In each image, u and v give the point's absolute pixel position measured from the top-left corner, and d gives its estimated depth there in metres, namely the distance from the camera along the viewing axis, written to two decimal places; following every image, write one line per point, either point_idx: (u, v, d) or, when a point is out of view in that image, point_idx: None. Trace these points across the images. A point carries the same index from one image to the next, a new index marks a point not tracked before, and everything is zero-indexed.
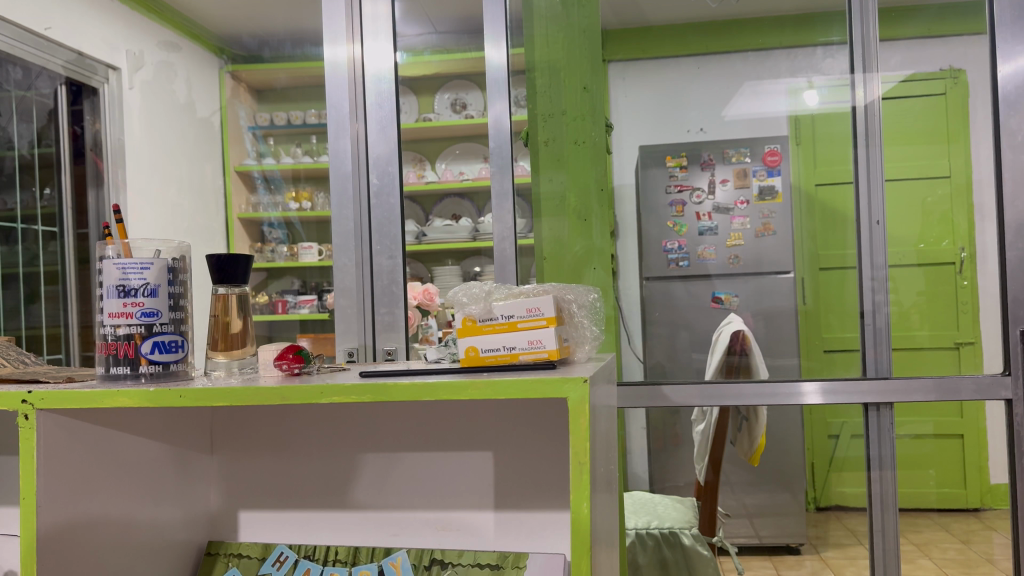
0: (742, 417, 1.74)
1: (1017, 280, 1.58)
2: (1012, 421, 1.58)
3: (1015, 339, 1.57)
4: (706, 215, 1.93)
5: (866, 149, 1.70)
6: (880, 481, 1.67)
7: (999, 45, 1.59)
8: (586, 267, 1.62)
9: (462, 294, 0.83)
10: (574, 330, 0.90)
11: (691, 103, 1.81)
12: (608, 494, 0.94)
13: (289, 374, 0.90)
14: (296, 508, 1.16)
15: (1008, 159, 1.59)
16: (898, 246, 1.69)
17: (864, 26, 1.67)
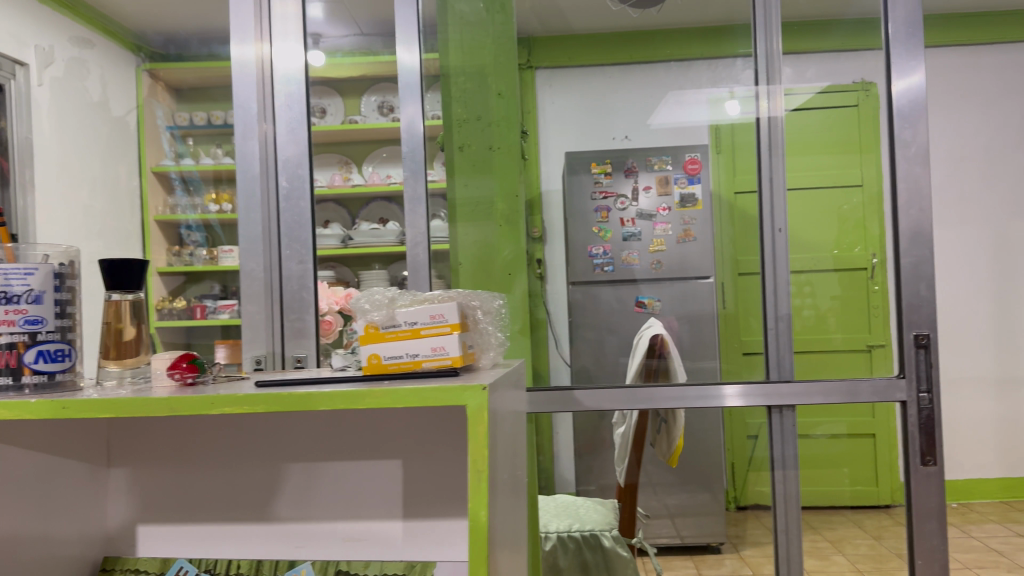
0: (662, 419, 1.75)
1: (911, 287, 1.56)
2: (908, 423, 1.56)
3: (908, 343, 1.56)
4: (630, 220, 2.04)
5: (770, 156, 1.73)
6: (784, 480, 1.70)
7: (894, 61, 1.56)
8: (515, 271, 1.65)
9: (365, 301, 0.82)
10: (481, 337, 0.89)
11: (615, 114, 1.95)
12: (514, 497, 0.95)
13: (182, 384, 0.88)
14: (198, 521, 1.13)
15: (900, 170, 1.56)
16: (816, 252, 1.74)
17: (768, 38, 1.73)
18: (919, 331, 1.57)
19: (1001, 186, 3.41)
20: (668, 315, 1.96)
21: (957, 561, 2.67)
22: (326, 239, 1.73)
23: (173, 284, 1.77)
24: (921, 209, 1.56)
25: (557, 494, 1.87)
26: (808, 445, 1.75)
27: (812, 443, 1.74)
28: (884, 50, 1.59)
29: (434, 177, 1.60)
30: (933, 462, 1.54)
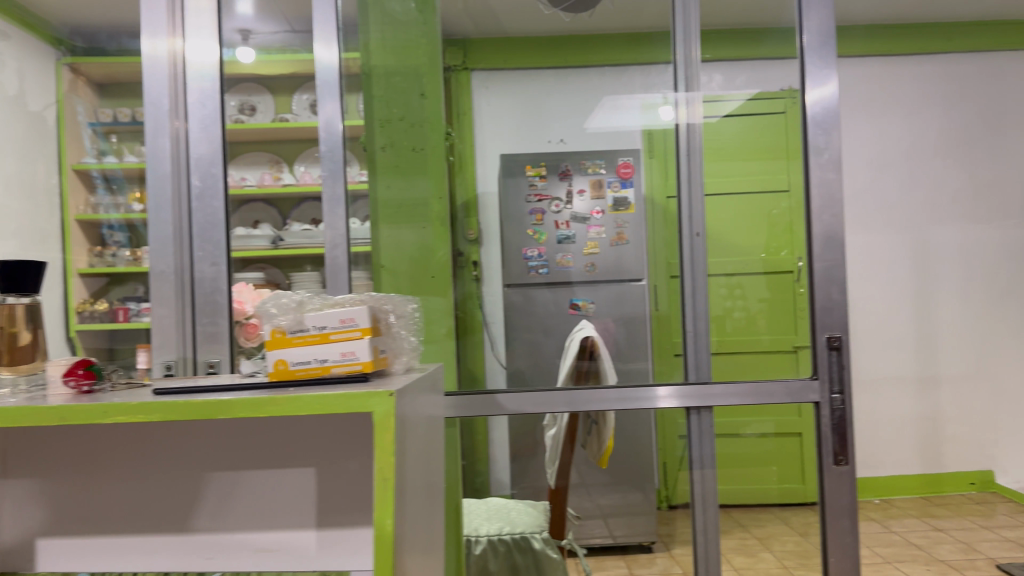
0: (592, 420, 1.75)
1: (824, 291, 1.61)
2: (824, 422, 1.62)
3: (822, 345, 1.61)
4: (563, 223, 1.93)
5: (687, 158, 1.74)
6: (702, 480, 1.70)
7: (808, 70, 1.62)
8: (447, 272, 1.65)
9: (271, 306, 0.80)
10: (393, 342, 0.89)
11: (552, 116, 1.85)
12: (428, 503, 0.94)
13: (78, 392, 0.84)
14: (101, 534, 1.08)
15: (815, 177, 1.63)
16: (746, 255, 1.72)
17: (688, 46, 1.74)
18: (831, 334, 1.62)
19: (927, 186, 3.35)
20: (598, 321, 1.86)
21: (878, 555, 2.76)
22: (251, 240, 1.72)
23: (95, 286, 1.74)
24: (833, 215, 1.63)
25: (488, 499, 1.85)
26: (737, 444, 1.75)
27: (743, 443, 1.75)
28: (799, 59, 1.64)
29: (360, 179, 1.59)
30: (846, 461, 1.60)
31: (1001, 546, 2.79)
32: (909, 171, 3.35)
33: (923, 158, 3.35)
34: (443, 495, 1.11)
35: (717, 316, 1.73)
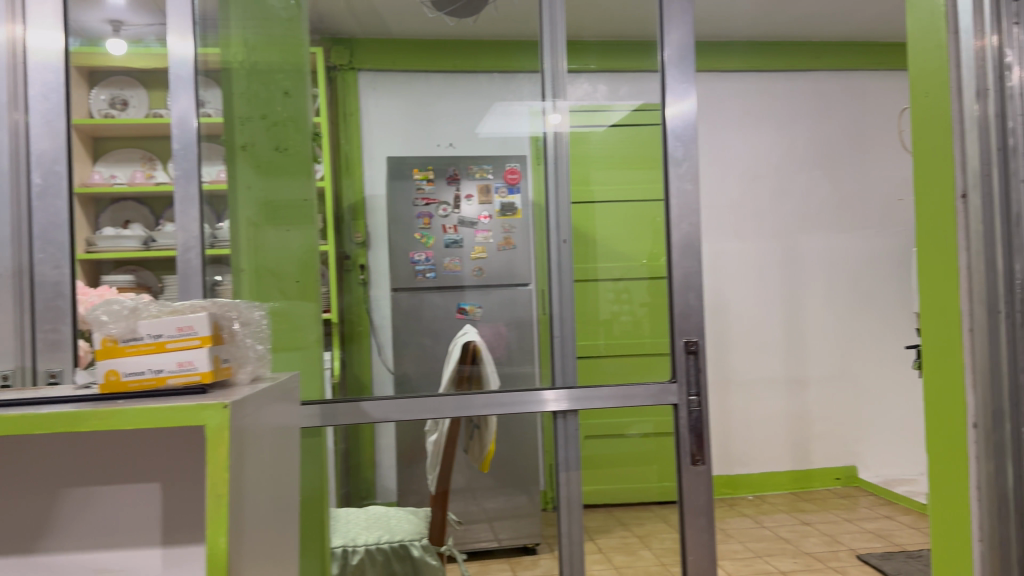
0: (474, 425, 1.68)
1: (682, 297, 1.67)
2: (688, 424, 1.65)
3: (680, 349, 1.66)
4: (451, 228, 1.74)
5: (555, 164, 1.70)
6: (567, 483, 1.69)
7: (669, 83, 1.67)
8: (309, 271, 1.62)
9: (103, 312, 0.76)
10: (237, 350, 0.87)
11: (440, 120, 1.73)
12: (274, 516, 0.89)
13: None
14: None
15: (673, 187, 1.67)
16: (625, 261, 1.70)
17: (554, 57, 1.70)
18: (689, 338, 1.66)
19: (795, 198, 3.53)
20: (487, 326, 1.71)
21: (748, 550, 2.87)
22: (120, 239, 2.06)
23: None
24: (691, 223, 1.67)
25: (367, 507, 1.75)
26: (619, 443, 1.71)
27: (625, 443, 1.71)
28: (659, 70, 1.68)
29: (217, 179, 1.55)
30: (703, 461, 1.65)
31: (861, 537, 2.95)
32: (779, 184, 3.52)
33: (791, 171, 3.52)
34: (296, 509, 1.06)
35: (608, 319, 1.70)
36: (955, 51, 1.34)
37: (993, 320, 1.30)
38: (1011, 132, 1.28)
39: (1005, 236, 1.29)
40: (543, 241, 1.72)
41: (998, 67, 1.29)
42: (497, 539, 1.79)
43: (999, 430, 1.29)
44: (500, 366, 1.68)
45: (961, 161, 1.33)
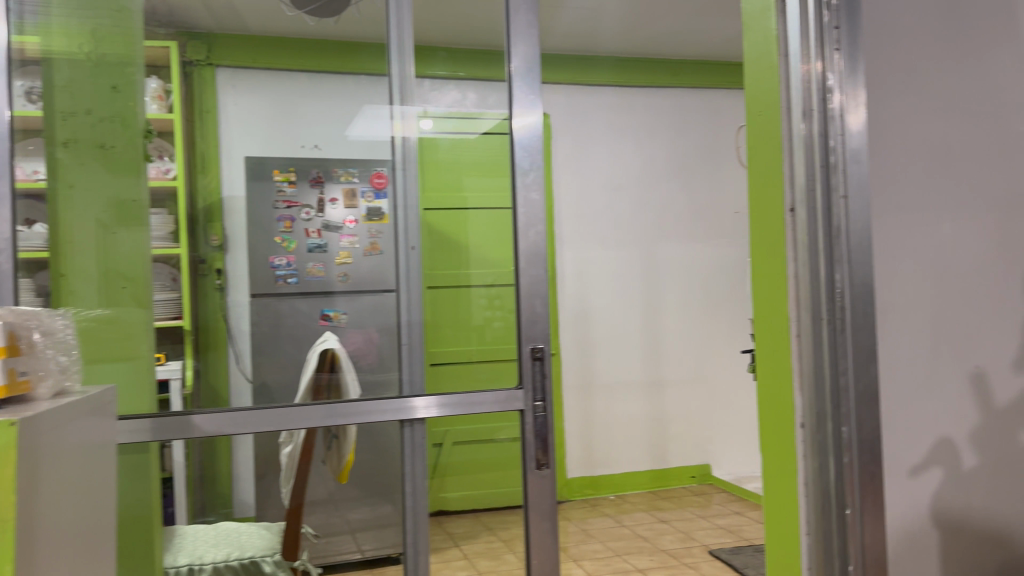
0: (332, 434, 1.49)
1: (528, 304, 1.59)
2: (537, 430, 1.58)
3: (524, 356, 1.58)
4: (316, 232, 1.47)
5: (404, 172, 1.55)
6: (414, 493, 1.55)
7: (516, 97, 1.59)
8: (140, 279, 1.42)
9: None
10: (37, 362, 0.83)
11: (308, 114, 1.49)
12: (75, 536, 0.83)
13: None
14: None
15: (520, 196, 1.59)
16: (479, 268, 1.58)
17: (402, 62, 1.56)
18: (535, 344, 1.59)
19: (654, 209, 3.66)
20: (358, 333, 1.52)
21: (608, 549, 2.94)
22: None
23: None
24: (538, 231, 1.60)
25: (220, 522, 1.43)
26: (487, 449, 1.55)
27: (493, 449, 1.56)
28: (507, 82, 1.60)
29: (38, 177, 1.38)
30: (547, 465, 1.58)
31: (712, 534, 3.08)
32: (639, 196, 3.64)
33: (650, 183, 3.65)
34: (113, 528, 0.99)
35: (481, 325, 1.58)
36: (785, 73, 1.41)
37: (819, 327, 1.37)
38: (833, 150, 1.35)
39: (827, 247, 1.36)
40: (388, 246, 1.54)
41: (822, 91, 1.36)
42: (359, 552, 1.51)
43: (823, 431, 1.37)
44: (358, 374, 1.52)
45: (789, 176, 1.41)
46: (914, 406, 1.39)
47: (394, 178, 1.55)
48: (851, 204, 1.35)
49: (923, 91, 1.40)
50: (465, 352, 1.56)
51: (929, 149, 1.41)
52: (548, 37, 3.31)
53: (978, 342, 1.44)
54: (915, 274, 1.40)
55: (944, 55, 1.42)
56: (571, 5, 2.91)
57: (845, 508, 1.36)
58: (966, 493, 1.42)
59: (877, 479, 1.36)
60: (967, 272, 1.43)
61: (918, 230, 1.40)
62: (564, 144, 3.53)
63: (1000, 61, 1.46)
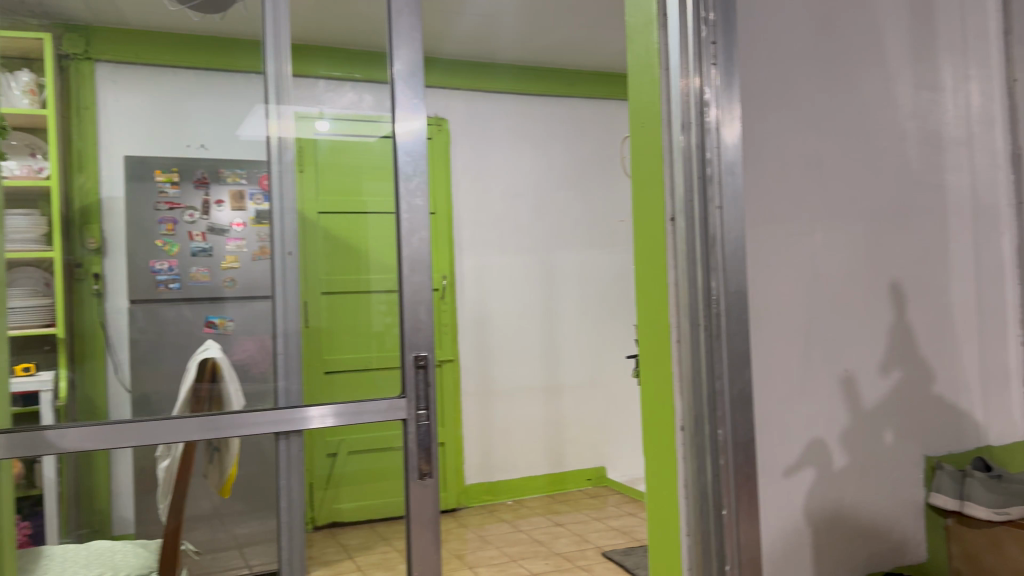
0: (213, 447, 1.33)
1: (411, 314, 1.41)
2: (420, 441, 1.40)
3: (406, 364, 1.40)
4: (200, 235, 1.36)
5: (279, 168, 1.40)
6: (289, 508, 1.39)
7: (396, 103, 1.42)
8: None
9: None
10: None
11: (193, 115, 1.40)
12: None
13: None
14: None
15: (402, 202, 1.41)
16: (365, 274, 1.40)
17: (278, 60, 1.41)
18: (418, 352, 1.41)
19: (552, 215, 3.68)
20: (249, 340, 1.38)
21: (504, 555, 2.94)
22: None
23: None
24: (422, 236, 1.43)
25: (91, 542, 1.33)
26: (379, 458, 1.39)
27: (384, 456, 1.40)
28: (389, 85, 1.42)
29: None
30: (431, 474, 1.40)
31: (606, 535, 3.13)
32: (538, 203, 3.64)
33: (547, 190, 3.67)
34: None
35: (380, 332, 1.41)
36: (665, 86, 1.39)
37: (695, 333, 1.35)
38: (709, 162, 1.34)
39: (703, 255, 1.35)
40: (263, 246, 1.40)
41: (699, 104, 1.35)
42: (246, 567, 1.38)
43: (700, 433, 1.35)
44: (242, 384, 1.36)
45: (670, 187, 1.40)
46: (788, 409, 1.40)
47: (285, 181, 1.40)
48: (725, 214, 1.34)
49: (798, 103, 1.42)
50: (359, 358, 1.39)
51: (804, 161, 1.43)
52: (444, 42, 3.26)
53: (852, 347, 1.46)
54: (789, 280, 1.41)
55: (819, 68, 1.44)
56: (466, 11, 2.89)
57: (721, 509, 1.33)
58: (840, 493, 1.44)
59: (752, 479, 1.35)
60: (840, 278, 1.45)
61: (792, 239, 1.42)
62: (462, 149, 3.49)
63: (871, 75, 1.50)
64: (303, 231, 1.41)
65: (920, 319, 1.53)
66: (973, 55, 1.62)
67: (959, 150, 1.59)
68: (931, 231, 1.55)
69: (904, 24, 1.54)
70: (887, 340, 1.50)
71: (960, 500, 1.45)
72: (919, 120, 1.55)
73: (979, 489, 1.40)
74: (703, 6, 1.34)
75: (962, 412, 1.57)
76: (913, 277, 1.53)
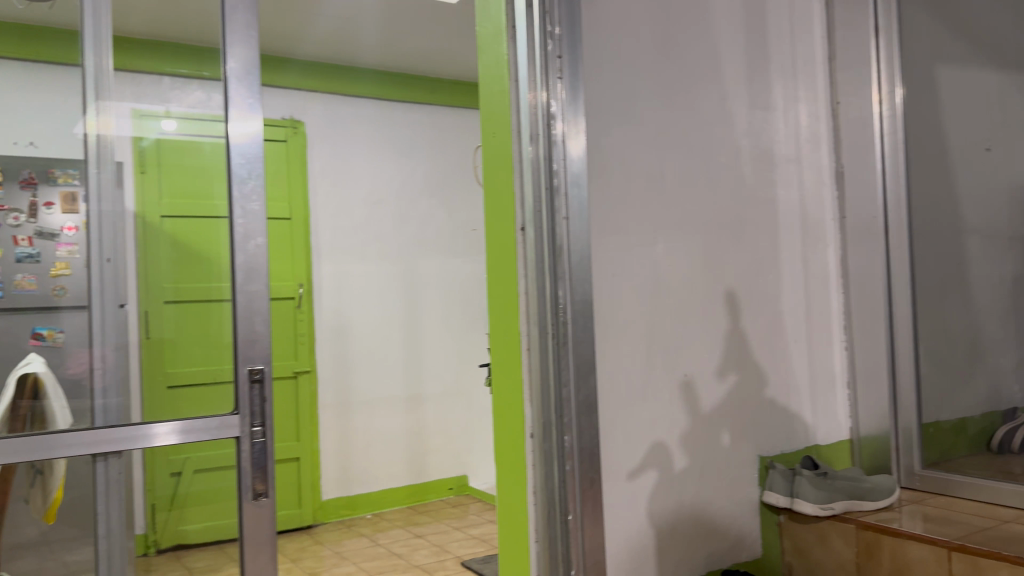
0: (34, 470, 1.19)
1: (246, 325, 1.31)
2: (252, 460, 1.30)
3: (239, 380, 1.30)
4: (26, 239, 1.23)
5: (100, 169, 1.28)
6: (109, 534, 1.27)
7: (229, 98, 1.32)
8: None
9: None
10: None
11: (18, 110, 1.25)
12: None
13: None
14: None
15: (236, 206, 1.31)
16: (202, 282, 1.30)
17: (98, 53, 1.28)
18: (253, 365, 1.32)
19: (413, 223, 3.64)
20: (84, 351, 1.25)
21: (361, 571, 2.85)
22: None
23: None
24: (255, 241, 1.33)
25: None
26: (215, 480, 1.29)
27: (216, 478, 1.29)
28: (222, 80, 1.32)
29: None
30: (267, 494, 1.31)
31: (466, 544, 3.10)
32: (399, 210, 3.60)
33: (409, 197, 3.63)
34: None
35: (228, 345, 1.31)
36: (515, 98, 1.36)
37: (544, 341, 1.33)
38: (556, 173, 1.33)
39: (551, 264, 1.32)
40: (76, 255, 1.26)
41: (546, 117, 1.33)
42: None
43: (548, 439, 1.32)
44: (69, 402, 1.23)
45: (520, 197, 1.36)
46: (631, 414, 1.43)
47: (121, 183, 1.28)
48: (572, 225, 1.34)
49: (641, 117, 1.47)
50: (200, 371, 1.30)
51: (647, 174, 1.47)
52: (301, 43, 3.17)
53: (691, 353, 1.52)
54: (632, 289, 1.45)
55: (661, 85, 1.49)
56: (322, 12, 2.81)
57: (567, 514, 1.32)
58: (680, 494, 1.48)
59: (596, 484, 1.35)
60: (679, 287, 1.51)
61: (636, 249, 1.46)
62: (321, 154, 3.39)
63: (710, 94, 1.57)
64: (143, 237, 1.30)
65: (754, 327, 1.61)
66: (801, 80, 1.74)
67: (789, 167, 1.70)
68: (764, 243, 1.64)
69: (740, 47, 1.62)
70: (723, 346, 1.56)
71: (790, 497, 1.52)
72: (753, 138, 1.63)
73: (808, 488, 1.49)
74: (549, 20, 1.33)
75: (792, 414, 1.66)
76: (747, 286, 1.61)
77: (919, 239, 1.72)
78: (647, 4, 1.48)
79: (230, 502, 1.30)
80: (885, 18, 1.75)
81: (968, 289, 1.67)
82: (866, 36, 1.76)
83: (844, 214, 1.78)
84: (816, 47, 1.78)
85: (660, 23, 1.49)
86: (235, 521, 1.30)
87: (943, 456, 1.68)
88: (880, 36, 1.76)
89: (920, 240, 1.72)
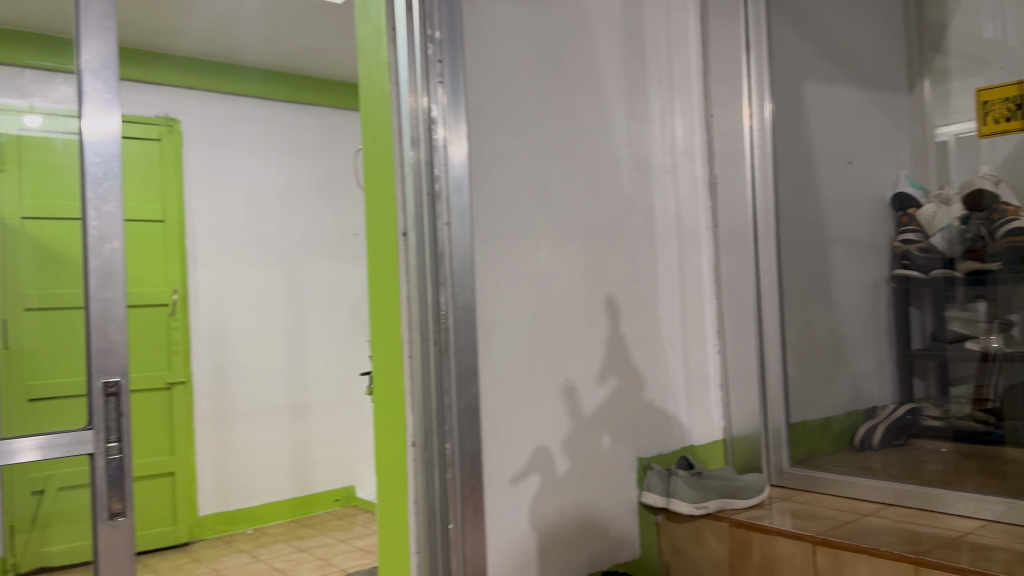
0: None
1: (100, 335, 1.22)
2: (108, 479, 1.22)
3: (93, 393, 1.21)
4: None
5: None
6: None
7: (84, 92, 1.22)
8: None
9: None
10: None
11: None
12: None
13: None
14: None
15: (89, 208, 1.22)
16: (64, 288, 1.23)
17: None
18: (109, 377, 1.23)
19: (297, 228, 3.54)
20: None
21: None
22: None
23: None
24: (111, 244, 1.24)
25: None
26: (73, 497, 1.21)
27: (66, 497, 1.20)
28: (75, 73, 1.23)
29: None
30: (123, 513, 1.23)
31: (352, 556, 3.02)
32: (281, 214, 3.50)
33: (293, 201, 3.53)
34: None
35: (79, 356, 1.23)
36: (396, 101, 1.31)
37: (425, 348, 1.28)
38: (437, 178, 1.30)
39: (433, 269, 1.29)
40: None
41: (427, 122, 1.30)
42: None
43: (430, 447, 1.28)
44: None
45: (402, 202, 1.31)
46: (515, 419, 1.41)
47: None
48: (454, 231, 1.31)
49: (522, 124, 1.46)
50: (60, 385, 1.21)
51: (528, 181, 1.47)
52: (177, 39, 3.04)
53: (572, 358, 1.52)
54: (516, 294, 1.43)
55: (541, 93, 1.50)
56: (200, 6, 2.71)
57: (448, 523, 1.28)
58: (562, 499, 1.48)
59: (477, 491, 1.32)
60: (561, 294, 1.52)
61: (518, 254, 1.44)
62: (198, 155, 3.25)
63: (589, 103, 1.59)
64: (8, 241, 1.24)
65: (632, 332, 1.65)
66: (676, 92, 1.79)
67: (665, 176, 1.75)
68: (642, 249, 1.68)
69: (618, 57, 1.65)
70: (603, 351, 1.59)
71: (666, 497, 1.56)
72: (631, 148, 1.67)
73: (683, 487, 1.54)
74: (429, 23, 1.30)
75: (669, 416, 1.71)
76: (625, 292, 1.64)
77: (787, 247, 1.80)
78: (528, 12, 1.48)
79: (81, 522, 1.21)
80: (754, 34, 1.82)
81: (832, 296, 1.78)
82: (737, 51, 1.83)
83: (716, 223, 1.85)
84: (691, 61, 1.84)
85: (540, 31, 1.50)
86: (87, 542, 1.21)
87: (810, 453, 1.77)
88: (749, 52, 1.82)
89: (787, 248, 1.80)
